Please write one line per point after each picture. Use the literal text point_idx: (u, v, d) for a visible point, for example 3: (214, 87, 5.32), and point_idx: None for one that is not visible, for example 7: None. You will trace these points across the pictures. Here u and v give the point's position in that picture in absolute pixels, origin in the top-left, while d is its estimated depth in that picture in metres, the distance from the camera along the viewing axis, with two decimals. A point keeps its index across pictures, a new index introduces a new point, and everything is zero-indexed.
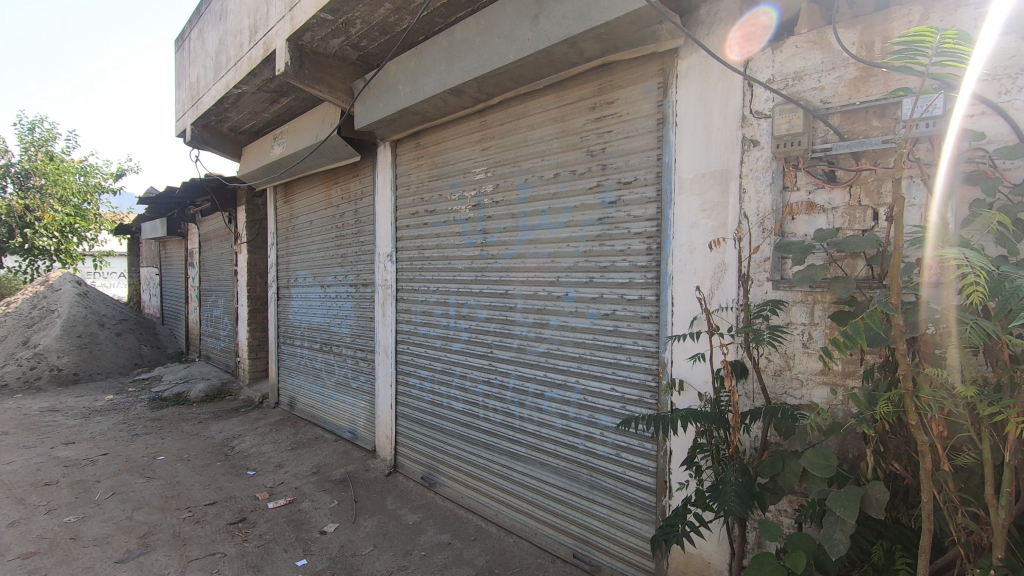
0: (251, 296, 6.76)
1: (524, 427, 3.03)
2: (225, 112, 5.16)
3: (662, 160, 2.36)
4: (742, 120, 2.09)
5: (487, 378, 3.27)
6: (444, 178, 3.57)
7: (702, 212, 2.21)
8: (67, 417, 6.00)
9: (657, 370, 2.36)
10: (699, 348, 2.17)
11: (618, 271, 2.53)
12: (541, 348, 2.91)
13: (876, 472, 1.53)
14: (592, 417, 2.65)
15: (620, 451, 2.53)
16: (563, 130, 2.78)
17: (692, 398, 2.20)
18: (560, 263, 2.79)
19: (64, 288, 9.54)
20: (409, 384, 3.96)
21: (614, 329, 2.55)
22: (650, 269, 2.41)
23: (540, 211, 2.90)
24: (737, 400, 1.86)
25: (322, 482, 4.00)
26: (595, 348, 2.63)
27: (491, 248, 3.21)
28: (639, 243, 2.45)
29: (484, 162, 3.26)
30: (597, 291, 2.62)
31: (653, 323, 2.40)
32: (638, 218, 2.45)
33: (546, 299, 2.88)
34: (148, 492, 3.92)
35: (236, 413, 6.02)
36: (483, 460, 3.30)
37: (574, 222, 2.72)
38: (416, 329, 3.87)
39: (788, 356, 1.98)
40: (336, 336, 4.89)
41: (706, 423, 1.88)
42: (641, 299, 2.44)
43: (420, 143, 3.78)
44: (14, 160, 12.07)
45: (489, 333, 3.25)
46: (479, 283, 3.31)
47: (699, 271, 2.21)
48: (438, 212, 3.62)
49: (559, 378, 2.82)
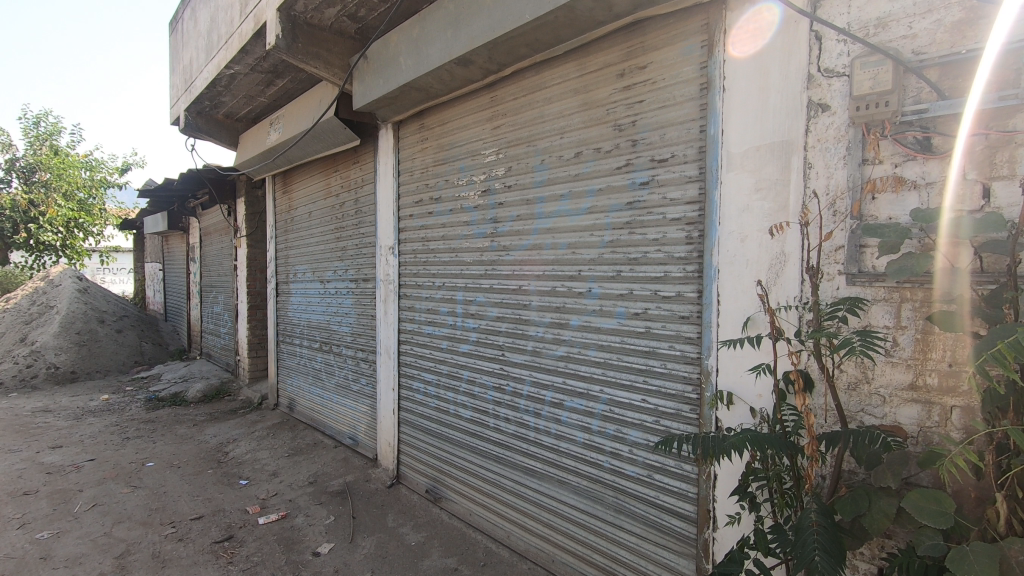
0: (251, 292, 6.47)
1: (539, 440, 2.70)
2: (220, 96, 4.85)
3: (705, 132, 2.00)
4: (808, 79, 1.72)
5: (498, 384, 2.93)
6: (451, 161, 3.23)
7: (756, 192, 1.85)
8: (59, 418, 5.75)
9: (700, 380, 2.01)
10: (754, 354, 1.82)
11: (651, 263, 2.18)
12: (560, 352, 2.57)
13: (1011, 527, 1.18)
14: (618, 432, 2.31)
15: (652, 472, 2.19)
16: (586, 103, 2.42)
17: (744, 414, 1.86)
18: (582, 255, 2.44)
19: (64, 283, 9.32)
20: (412, 388, 3.63)
21: (645, 330, 2.20)
22: (690, 261, 2.05)
23: (559, 195, 2.55)
24: (813, 422, 1.50)
25: (318, 494, 3.69)
26: (622, 352, 2.28)
27: (503, 239, 2.87)
28: (677, 231, 2.09)
29: (495, 143, 2.91)
30: (626, 287, 2.26)
31: (693, 324, 2.05)
32: (676, 201, 2.09)
33: (566, 296, 2.53)
34: (132, 503, 3.63)
35: (234, 414, 5.74)
36: (493, 475, 2.98)
37: (598, 207, 2.37)
38: (421, 329, 3.54)
39: (866, 366, 1.62)
40: (337, 335, 4.58)
41: (773, 451, 1.52)
42: (679, 296, 2.08)
43: (424, 124, 3.45)
44: (19, 155, 11.92)
45: (500, 334, 2.91)
46: (489, 278, 2.97)
47: (751, 264, 1.86)
48: (444, 200, 3.29)
49: (580, 386, 2.47)
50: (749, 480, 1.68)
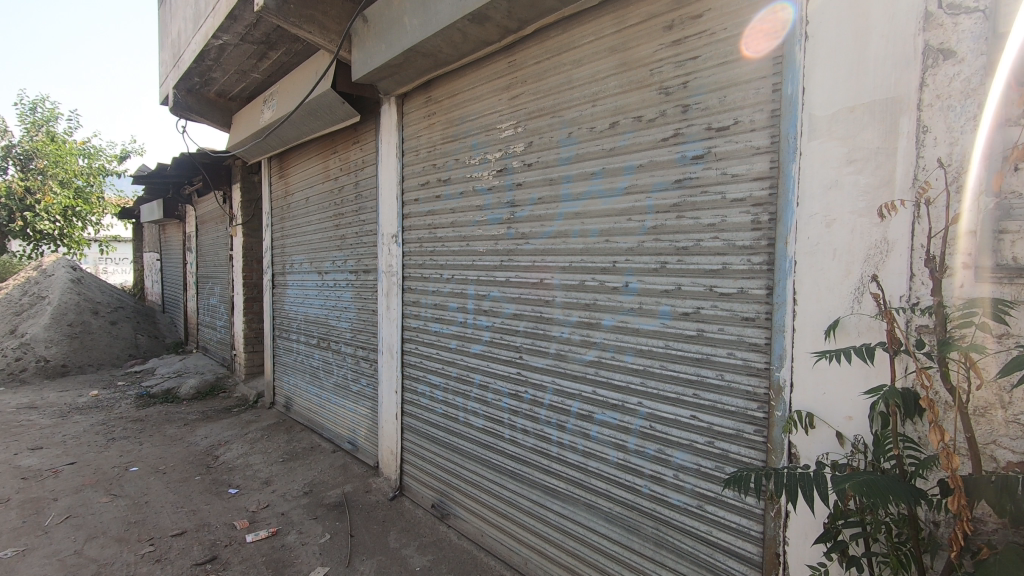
0: (247, 283, 6.14)
1: (562, 456, 2.35)
2: (210, 71, 4.48)
3: (780, 91, 1.62)
4: (925, 16, 1.33)
5: (515, 390, 2.58)
6: (461, 138, 2.86)
7: (847, 165, 1.48)
8: (43, 416, 5.44)
9: (768, 396, 1.65)
10: (846, 368, 1.46)
11: (704, 253, 1.81)
12: (589, 357, 2.21)
13: None
14: (661, 453, 1.96)
15: (702, 502, 1.83)
16: (624, 63, 2.05)
17: (827, 440, 1.51)
18: (618, 244, 2.08)
19: (58, 273, 9.01)
20: (417, 392, 3.28)
21: (697, 334, 1.83)
22: (756, 251, 1.68)
23: (590, 174, 2.19)
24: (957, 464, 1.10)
25: (313, 507, 3.35)
26: (666, 360, 1.93)
27: (521, 226, 2.51)
28: (740, 214, 1.72)
29: (513, 115, 2.54)
30: (673, 281, 1.90)
31: (758, 327, 1.69)
32: (739, 177, 1.72)
33: (597, 291, 2.17)
34: (109, 516, 3.30)
35: (228, 413, 5.43)
36: (509, 493, 2.63)
37: (638, 187, 2.00)
38: (427, 326, 3.18)
39: (1001, 387, 1.25)
40: (335, 331, 4.24)
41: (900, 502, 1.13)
42: (742, 293, 1.72)
43: (431, 97, 3.07)
44: (16, 142, 11.60)
45: (518, 334, 2.56)
46: (505, 270, 2.61)
47: (841, 256, 1.49)
48: (453, 181, 2.92)
49: (614, 398, 2.12)
50: (838, 525, 1.35)
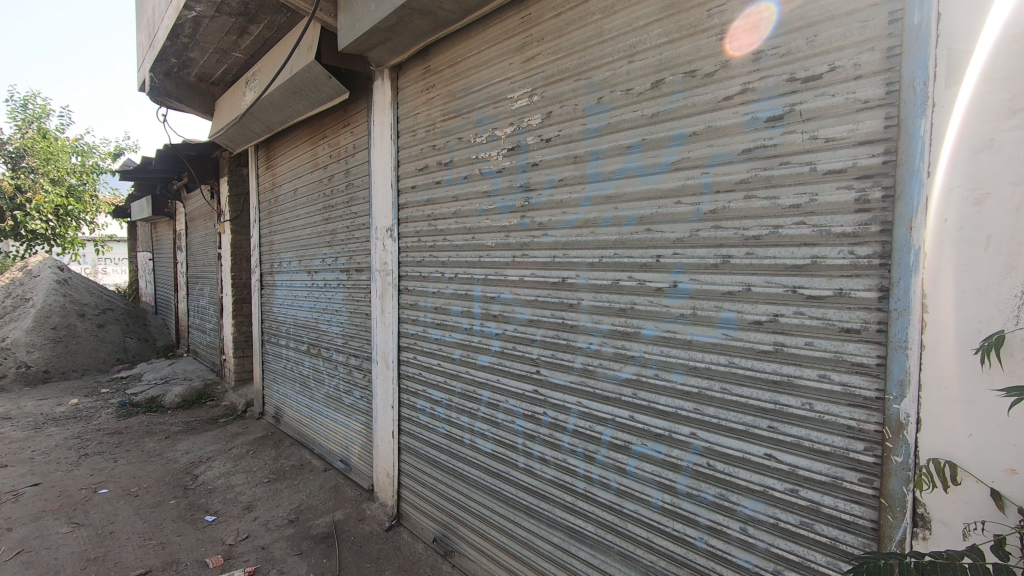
0: (236, 283, 5.74)
1: (590, 494, 1.93)
2: (187, 50, 4.06)
3: (899, 22, 1.19)
4: None
5: (531, 411, 2.16)
6: (465, 112, 2.44)
7: (1005, 116, 1.04)
8: (15, 428, 5.02)
9: (881, 436, 1.23)
10: (1011, 405, 1.03)
11: (784, 243, 1.39)
12: (625, 374, 1.79)
13: None
14: (722, 498, 1.53)
15: (781, 567, 1.41)
16: (672, 4, 1.62)
17: (979, 502, 1.07)
18: (663, 234, 1.66)
19: (43, 273, 8.61)
20: (416, 408, 2.87)
21: (775, 349, 1.41)
22: (864, 239, 1.25)
23: (625, 147, 1.76)
24: None
25: (298, 539, 2.94)
26: (730, 382, 1.51)
27: (538, 215, 2.09)
28: (837, 190, 1.29)
29: (527, 82, 2.11)
30: (739, 281, 1.48)
31: (865, 342, 1.26)
32: (837, 142, 1.29)
33: (635, 293, 1.74)
34: (66, 551, 2.89)
35: (214, 424, 5.03)
36: (524, 532, 2.22)
37: (691, 160, 1.58)
38: (427, 332, 2.76)
39: None
40: (326, 336, 3.83)
41: None
42: (840, 296, 1.29)
43: (430, 67, 2.65)
44: (6, 138, 11.19)
45: (534, 345, 2.13)
46: (518, 268, 2.19)
47: (998, 246, 1.06)
48: (455, 163, 2.51)
49: (658, 426, 1.69)
50: None
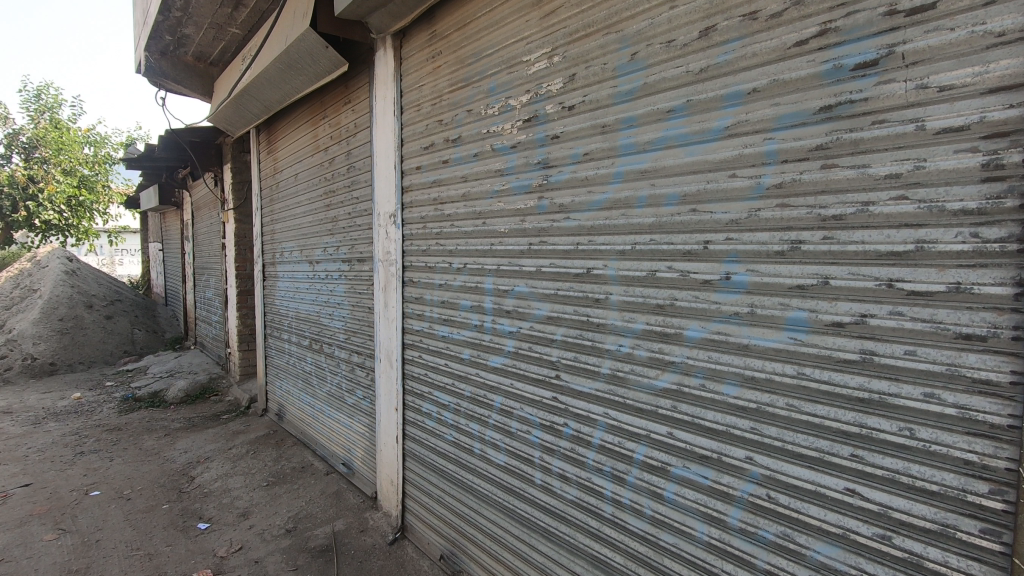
0: (239, 275, 5.53)
1: (619, 520, 1.65)
2: (182, 25, 3.82)
3: None
4: None
5: (549, 421, 1.89)
6: (475, 80, 2.15)
7: None
8: (13, 424, 4.87)
9: (1017, 477, 0.93)
10: None
11: (877, 223, 1.09)
12: (663, 383, 1.50)
13: None
14: (786, 539, 1.25)
15: None
16: None
17: None
18: (713, 215, 1.36)
19: (52, 264, 8.51)
20: (421, 411, 2.61)
21: (862, 359, 1.12)
22: (994, 219, 0.95)
23: (665, 111, 1.47)
24: None
25: (294, 552, 2.71)
26: (799, 399, 1.22)
27: (558, 196, 1.80)
28: (956, 153, 0.99)
29: (547, 42, 1.82)
30: (814, 273, 1.18)
31: (993, 354, 0.96)
32: (957, 92, 0.99)
33: (675, 286, 1.46)
34: (48, 561, 2.69)
35: (217, 420, 4.84)
36: (540, 558, 1.95)
37: (751, 124, 1.28)
38: (433, 329, 2.50)
39: None
40: (328, 331, 3.58)
41: None
42: (958, 293, 0.99)
43: (436, 32, 2.37)
44: (19, 129, 11.09)
45: (554, 345, 1.86)
46: (535, 257, 1.91)
47: None
48: (464, 139, 2.23)
49: (704, 447, 1.41)
50: None
